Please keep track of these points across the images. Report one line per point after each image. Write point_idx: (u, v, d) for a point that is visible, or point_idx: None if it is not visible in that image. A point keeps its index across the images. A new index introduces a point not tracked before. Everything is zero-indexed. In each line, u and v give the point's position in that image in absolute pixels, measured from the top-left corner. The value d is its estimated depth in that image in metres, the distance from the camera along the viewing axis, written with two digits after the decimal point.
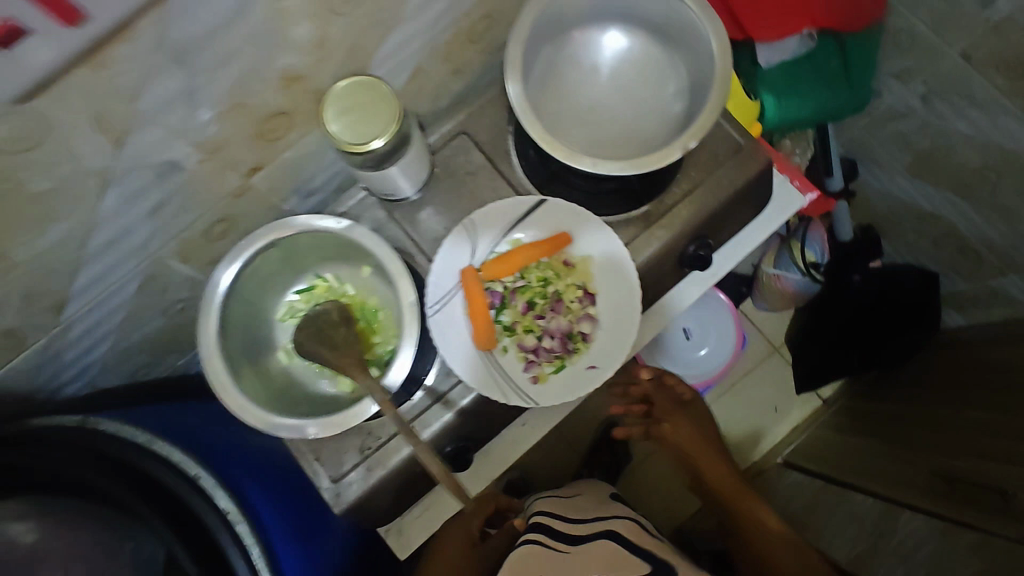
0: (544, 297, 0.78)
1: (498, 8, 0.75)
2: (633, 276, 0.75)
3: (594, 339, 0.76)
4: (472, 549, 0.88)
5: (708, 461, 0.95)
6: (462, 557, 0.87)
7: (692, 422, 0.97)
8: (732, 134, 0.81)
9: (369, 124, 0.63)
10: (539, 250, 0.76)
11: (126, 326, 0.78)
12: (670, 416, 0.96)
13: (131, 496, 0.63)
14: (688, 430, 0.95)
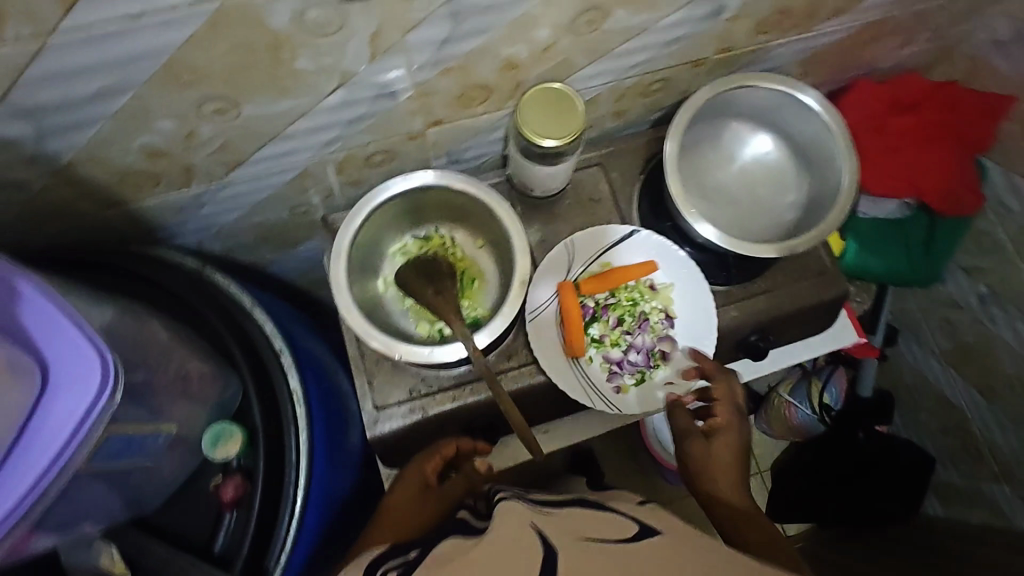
0: (632, 316, 0.86)
1: (675, 77, 0.86)
2: (714, 318, 0.84)
3: (673, 359, 0.84)
4: (425, 498, 0.76)
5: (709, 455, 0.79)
6: (412, 504, 0.75)
7: (736, 418, 0.81)
8: (824, 257, 0.91)
9: (551, 124, 0.72)
10: (631, 271, 0.85)
11: (259, 206, 0.86)
12: (709, 391, 0.82)
13: (227, 340, 0.68)
14: (727, 412, 0.81)
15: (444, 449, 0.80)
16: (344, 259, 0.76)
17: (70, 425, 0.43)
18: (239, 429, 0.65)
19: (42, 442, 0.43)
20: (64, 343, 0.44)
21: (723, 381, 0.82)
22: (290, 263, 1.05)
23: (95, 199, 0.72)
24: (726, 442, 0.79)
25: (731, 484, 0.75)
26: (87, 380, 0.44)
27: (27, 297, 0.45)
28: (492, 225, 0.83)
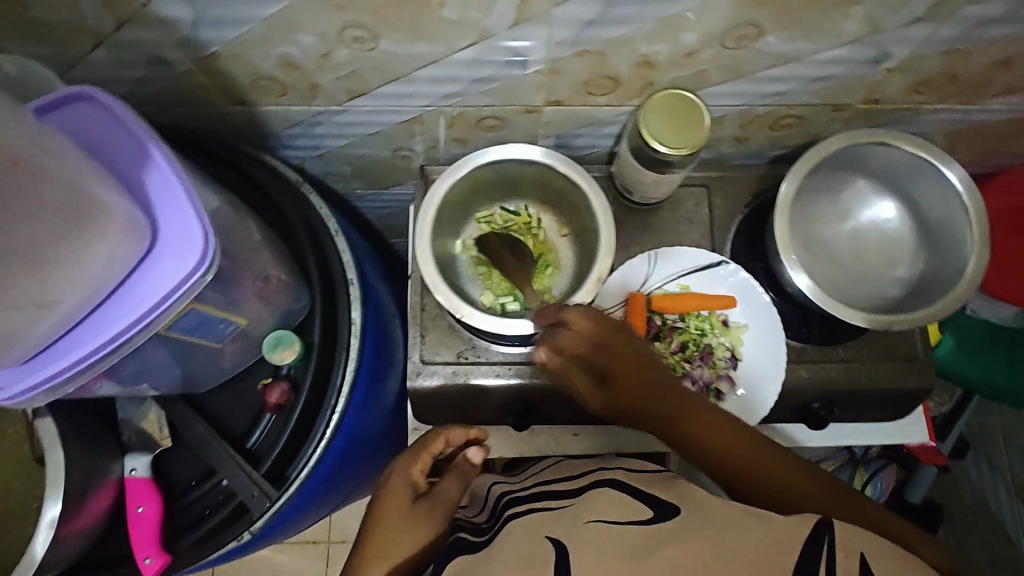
0: (696, 346, 0.83)
1: (811, 117, 0.82)
2: (781, 370, 0.81)
3: (727, 400, 0.81)
4: (416, 508, 0.66)
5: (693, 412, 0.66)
6: (407, 513, 0.65)
7: (630, 339, 0.65)
8: (916, 343, 0.85)
9: (671, 132, 0.70)
10: (707, 300, 0.82)
11: (366, 140, 0.88)
12: (593, 352, 0.63)
13: (308, 255, 0.70)
14: (638, 355, 0.65)
15: (430, 443, 0.72)
16: (434, 209, 0.76)
17: (156, 292, 0.45)
18: (298, 340, 0.67)
19: (130, 298, 0.45)
20: (176, 214, 0.46)
21: (582, 327, 0.62)
22: (376, 202, 1.08)
23: (225, 95, 0.75)
24: (633, 366, 0.65)
25: (755, 447, 0.65)
26: (184, 255, 0.45)
27: (156, 162, 0.46)
28: (582, 217, 0.82)
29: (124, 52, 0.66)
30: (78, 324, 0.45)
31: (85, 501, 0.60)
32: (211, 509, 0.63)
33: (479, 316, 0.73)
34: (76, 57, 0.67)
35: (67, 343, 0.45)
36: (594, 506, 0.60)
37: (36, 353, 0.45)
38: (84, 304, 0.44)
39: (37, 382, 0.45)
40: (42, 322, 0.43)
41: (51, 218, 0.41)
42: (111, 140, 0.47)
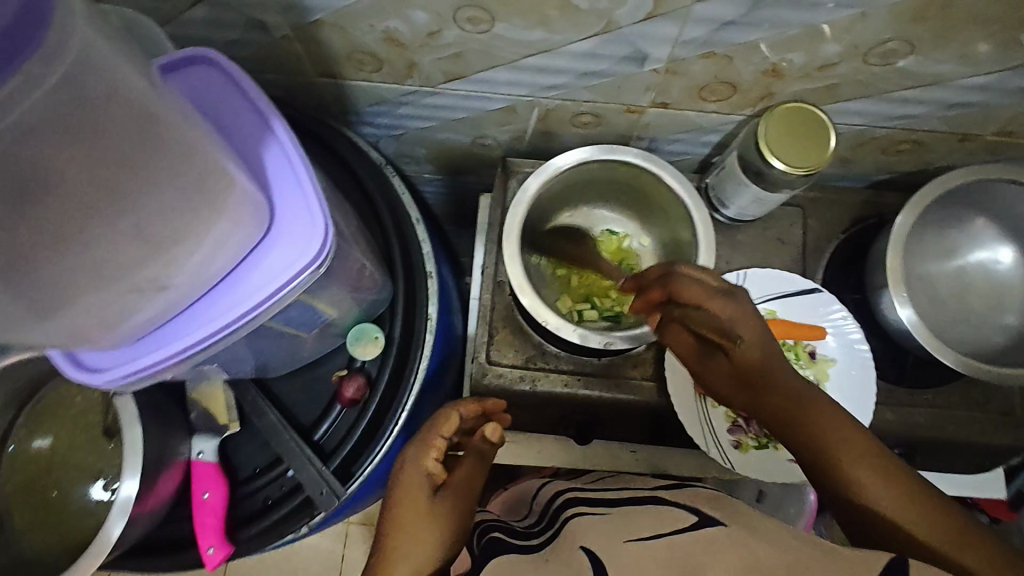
0: None
1: (931, 144, 0.76)
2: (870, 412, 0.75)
3: None
4: (437, 500, 0.60)
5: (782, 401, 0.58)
6: (429, 506, 0.59)
7: (765, 331, 0.58)
8: (1014, 397, 0.79)
9: (790, 146, 0.65)
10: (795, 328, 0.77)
11: (448, 125, 0.84)
12: (726, 321, 0.57)
13: (392, 244, 0.67)
14: (760, 343, 0.57)
15: (441, 429, 0.64)
16: (524, 207, 0.72)
17: (271, 277, 0.44)
18: (380, 334, 0.65)
19: (244, 284, 0.44)
20: (296, 196, 0.45)
21: (692, 291, 0.58)
22: (443, 188, 1.04)
23: (316, 65, 0.71)
24: (751, 354, 0.57)
25: (871, 466, 0.52)
26: (303, 239, 0.44)
27: (277, 142, 0.46)
28: (674, 225, 0.77)
29: (223, 11, 0.63)
30: (188, 307, 0.45)
31: (158, 478, 0.59)
32: (275, 499, 0.62)
33: (562, 324, 0.70)
34: (172, 12, 0.63)
35: (176, 326, 0.45)
36: (637, 523, 0.56)
37: (142, 335, 0.45)
38: (198, 287, 0.44)
39: (141, 365, 0.45)
40: (156, 304, 0.43)
41: (186, 198, 0.39)
42: (232, 116, 0.46)
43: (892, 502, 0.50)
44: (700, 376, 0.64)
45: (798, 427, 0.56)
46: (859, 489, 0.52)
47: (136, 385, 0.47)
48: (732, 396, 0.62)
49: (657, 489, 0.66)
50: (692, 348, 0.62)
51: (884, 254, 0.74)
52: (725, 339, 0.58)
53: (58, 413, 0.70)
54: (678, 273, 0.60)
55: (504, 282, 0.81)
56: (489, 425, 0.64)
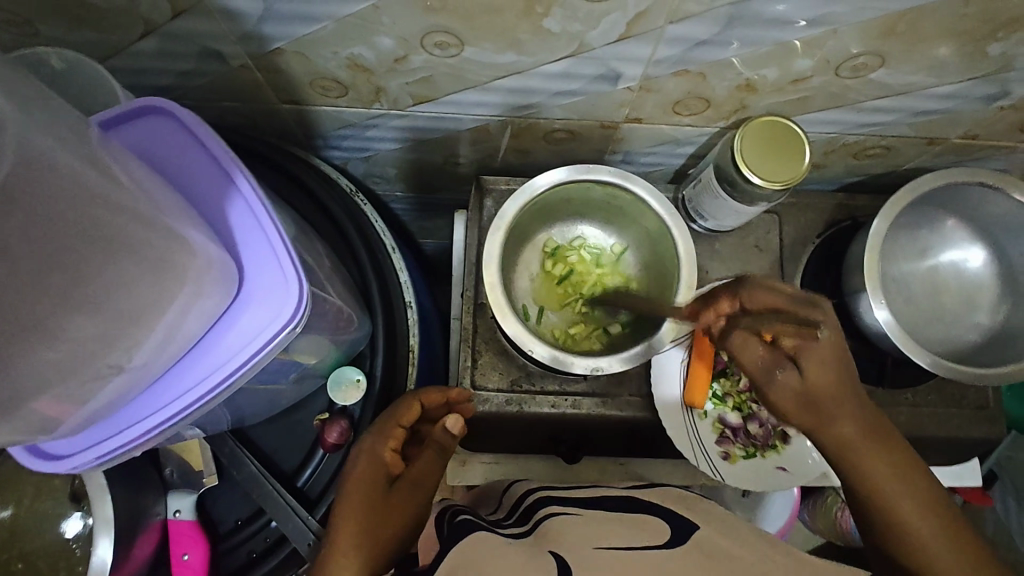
0: None
1: (900, 149, 0.77)
2: None
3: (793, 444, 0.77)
4: (390, 494, 0.59)
5: (867, 451, 0.60)
6: (381, 504, 0.58)
7: (839, 363, 0.62)
8: (988, 391, 0.81)
9: (765, 160, 0.65)
10: None
11: (419, 146, 0.81)
12: (806, 346, 0.61)
13: (367, 277, 0.66)
14: (827, 368, 0.62)
15: (402, 416, 0.60)
16: (503, 231, 0.71)
17: (244, 343, 0.42)
18: (360, 376, 0.63)
19: (214, 355, 0.42)
20: (266, 255, 0.43)
21: (768, 300, 0.62)
22: (415, 205, 1.02)
23: (278, 92, 0.68)
24: (820, 379, 0.62)
25: (918, 504, 0.58)
26: (277, 300, 0.42)
27: (241, 198, 0.44)
28: (652, 237, 0.77)
29: (175, 42, 0.59)
30: (154, 384, 0.42)
31: (134, 542, 0.57)
32: (260, 552, 0.60)
33: (546, 348, 0.69)
34: (119, 44, 0.59)
35: (142, 405, 0.42)
36: (609, 533, 0.56)
37: (107, 416, 0.43)
38: (165, 363, 0.41)
39: (110, 448, 0.43)
40: (122, 389, 0.40)
41: (150, 276, 0.37)
42: (192, 174, 0.45)
43: (936, 538, 0.57)
44: (765, 394, 0.65)
45: (858, 461, 0.61)
46: (908, 526, 0.58)
47: (104, 467, 0.44)
48: (794, 418, 0.64)
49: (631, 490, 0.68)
50: (762, 364, 0.63)
51: (860, 259, 0.75)
52: (795, 357, 0.62)
53: (21, 472, 0.66)
54: (754, 279, 0.64)
55: (484, 304, 0.80)
56: (451, 417, 0.62)
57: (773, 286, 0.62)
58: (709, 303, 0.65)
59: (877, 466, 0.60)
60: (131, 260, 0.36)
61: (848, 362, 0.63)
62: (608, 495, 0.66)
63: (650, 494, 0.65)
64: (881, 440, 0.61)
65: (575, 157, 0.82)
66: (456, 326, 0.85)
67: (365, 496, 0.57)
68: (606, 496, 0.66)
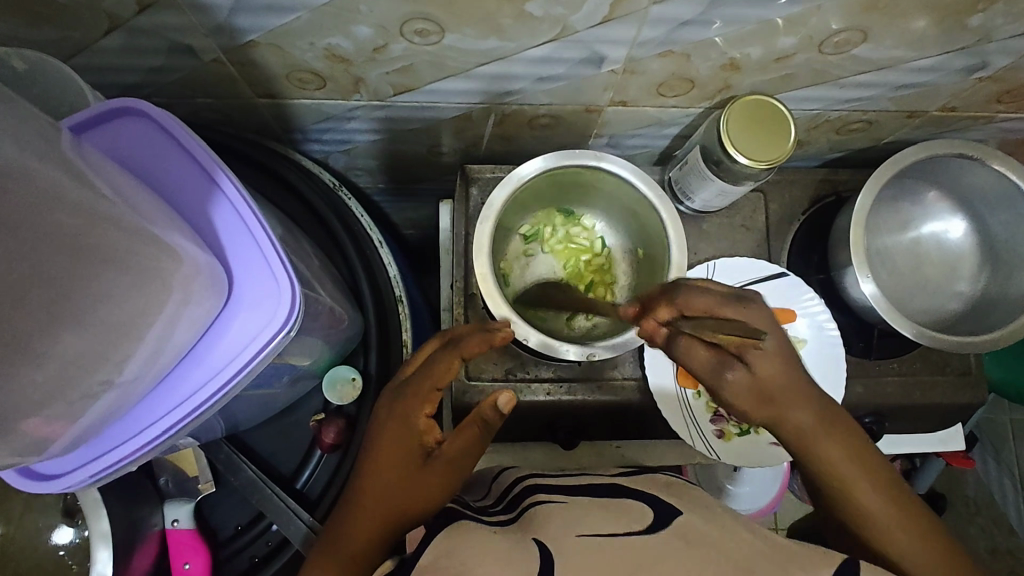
0: None
1: (881, 123, 0.78)
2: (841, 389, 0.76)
3: None
4: (429, 464, 0.56)
5: (831, 445, 0.59)
6: (418, 477, 0.55)
7: (788, 356, 0.60)
8: (970, 358, 0.83)
9: (751, 138, 0.65)
10: None
11: (401, 137, 0.80)
12: (755, 345, 0.58)
13: (358, 273, 0.65)
14: (778, 365, 0.59)
15: (440, 379, 0.58)
16: (493, 219, 0.70)
17: (239, 350, 0.41)
18: (355, 374, 0.64)
19: (208, 363, 0.41)
20: (256, 260, 0.42)
21: (705, 302, 0.60)
22: (400, 196, 1.00)
23: (254, 86, 0.66)
24: (770, 370, 0.59)
25: (875, 488, 0.59)
26: (270, 304, 0.42)
27: (225, 199, 0.43)
28: (641, 220, 0.76)
29: (142, 38, 0.57)
30: (147, 396, 0.41)
31: (132, 557, 0.56)
32: (261, 557, 0.59)
33: (539, 336, 0.68)
34: (83, 41, 0.57)
35: (136, 418, 0.41)
36: (590, 520, 0.54)
37: (99, 433, 0.42)
38: (158, 375, 0.40)
39: (105, 464, 0.42)
40: (115, 403, 0.39)
41: (137, 290, 0.36)
42: (172, 176, 0.43)
43: (900, 532, 0.57)
44: (715, 394, 0.60)
45: (815, 452, 0.59)
46: (864, 508, 0.58)
47: (98, 483, 0.43)
48: (750, 413, 0.60)
49: (615, 478, 0.67)
50: (706, 366, 0.58)
51: (846, 235, 0.75)
52: (742, 354, 0.59)
53: (8, 489, 0.65)
54: (682, 286, 0.61)
55: (475, 295, 0.79)
56: (504, 395, 0.59)
57: (701, 288, 0.61)
58: (646, 311, 0.61)
59: (845, 459, 0.59)
60: (119, 272, 0.35)
61: (794, 352, 0.60)
62: (592, 480, 0.65)
63: (633, 480, 0.65)
64: (839, 430, 0.60)
65: (560, 142, 0.82)
66: (447, 317, 0.84)
67: (402, 462, 0.55)
68: (591, 483, 0.64)
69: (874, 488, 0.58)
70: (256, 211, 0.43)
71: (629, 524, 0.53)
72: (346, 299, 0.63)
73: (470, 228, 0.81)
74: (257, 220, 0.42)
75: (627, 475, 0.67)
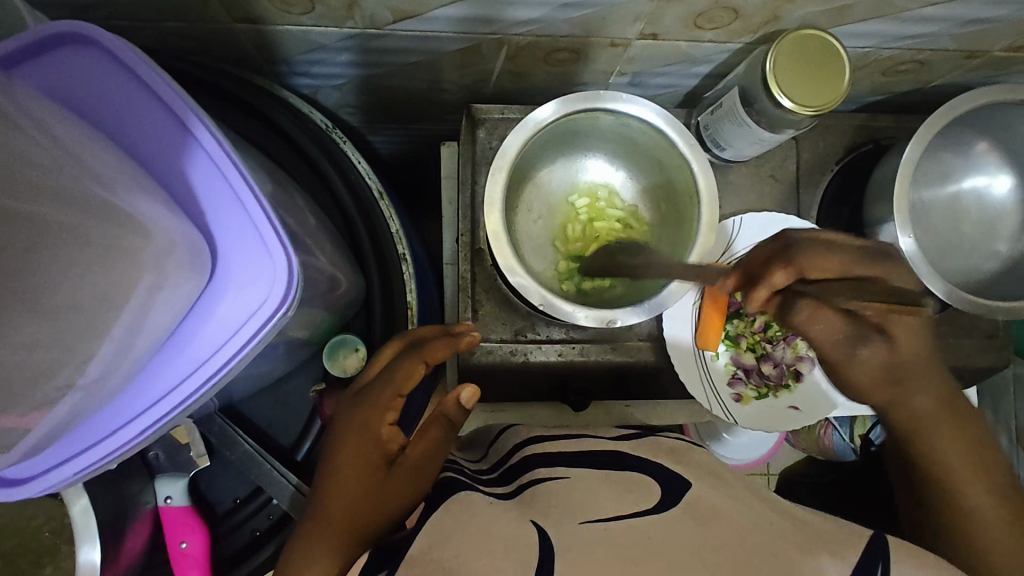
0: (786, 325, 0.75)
1: (934, 64, 0.70)
2: None
3: (808, 382, 0.75)
4: (392, 473, 0.53)
5: (959, 443, 0.59)
6: (378, 483, 0.52)
7: (924, 338, 0.60)
8: (999, 321, 0.79)
9: (800, 80, 0.58)
10: None
11: (400, 72, 0.71)
12: (895, 318, 0.58)
13: (359, 228, 0.61)
14: (920, 344, 0.59)
15: (402, 385, 0.55)
16: (506, 169, 0.64)
17: (230, 333, 0.36)
18: (360, 345, 0.62)
19: (196, 345, 0.36)
20: (242, 224, 0.37)
21: (829, 262, 0.53)
22: (394, 138, 0.92)
23: (230, 9, 0.56)
24: (909, 350, 0.59)
25: (981, 478, 0.59)
26: (262, 278, 0.36)
27: (203, 153, 0.37)
28: (670, 172, 0.69)
29: None
30: (126, 387, 0.36)
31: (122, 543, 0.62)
32: (262, 531, 0.62)
33: (553, 297, 0.63)
34: None
35: (121, 408, 0.36)
36: (597, 501, 0.48)
37: (72, 431, 0.37)
38: (140, 361, 0.35)
39: (85, 464, 0.37)
40: (89, 393, 0.34)
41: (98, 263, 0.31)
42: (136, 125, 0.37)
43: (998, 527, 0.56)
44: (842, 369, 0.61)
45: (929, 435, 0.60)
46: (963, 483, 0.58)
47: (81, 480, 0.39)
48: (859, 381, 0.61)
49: (618, 438, 0.61)
50: (842, 342, 0.58)
51: (887, 188, 0.69)
52: (884, 327, 0.58)
53: None
54: (803, 243, 0.55)
55: (482, 250, 0.73)
56: (466, 390, 0.58)
57: (830, 245, 0.55)
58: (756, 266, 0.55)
59: (959, 452, 0.59)
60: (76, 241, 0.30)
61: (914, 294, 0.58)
62: (594, 443, 0.60)
63: (634, 444, 0.59)
64: (964, 428, 0.60)
65: (576, 79, 0.73)
66: (452, 272, 0.78)
67: (358, 472, 0.52)
68: (590, 446, 0.59)
69: (995, 491, 0.58)
70: (239, 167, 0.37)
71: (632, 503, 0.48)
72: (347, 262, 0.59)
73: (476, 175, 0.74)
74: (240, 177, 0.37)
75: (629, 436, 0.62)
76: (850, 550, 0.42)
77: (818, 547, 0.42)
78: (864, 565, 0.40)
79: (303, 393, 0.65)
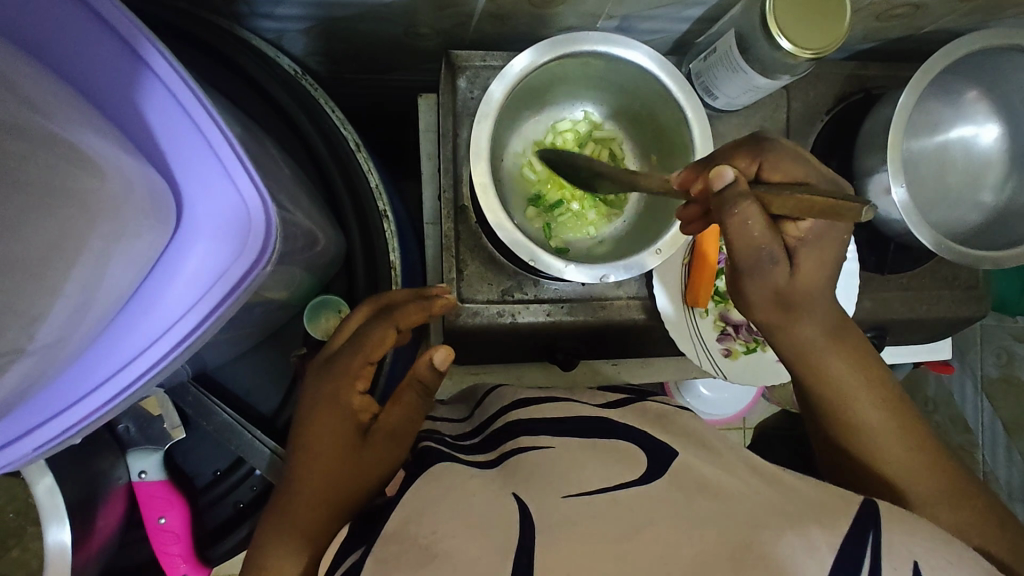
0: None
1: (929, 7, 0.68)
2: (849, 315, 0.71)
3: None
4: (364, 442, 0.51)
5: (836, 358, 0.55)
6: (347, 455, 0.50)
7: (830, 265, 0.52)
8: (979, 271, 0.80)
9: (799, 21, 0.55)
10: None
11: (372, 18, 0.64)
12: (813, 238, 0.51)
13: (339, 182, 0.58)
14: (820, 272, 0.52)
15: (372, 351, 0.53)
16: (491, 118, 0.60)
17: (197, 293, 0.32)
18: (342, 308, 0.60)
19: (164, 304, 0.33)
20: (207, 170, 0.33)
21: (791, 169, 0.51)
22: (368, 91, 0.87)
23: None
24: (806, 280, 0.52)
25: (873, 396, 0.54)
26: (228, 230, 0.33)
27: (161, 89, 0.33)
28: (661, 119, 0.67)
29: None
30: (87, 352, 0.33)
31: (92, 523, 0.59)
32: (246, 503, 0.60)
33: (545, 255, 0.60)
34: None
35: (80, 377, 0.33)
36: (580, 466, 0.47)
37: (23, 404, 0.33)
38: (100, 323, 0.32)
39: (42, 439, 0.34)
40: (45, 359, 0.31)
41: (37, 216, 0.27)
42: (81, 58, 0.32)
43: (901, 454, 0.53)
44: (739, 279, 0.53)
45: (821, 362, 0.55)
46: (854, 405, 0.54)
47: (42, 457, 0.36)
48: (759, 314, 0.54)
49: (603, 406, 0.59)
50: (756, 246, 0.47)
51: (879, 138, 0.68)
52: (794, 250, 0.51)
53: None
54: (780, 145, 0.53)
55: (465, 207, 0.70)
56: (438, 350, 0.53)
57: (799, 158, 0.52)
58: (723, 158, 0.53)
59: (847, 369, 0.55)
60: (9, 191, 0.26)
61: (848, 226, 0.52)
62: (581, 411, 0.57)
63: (624, 412, 0.58)
64: (847, 346, 0.55)
65: (561, 22, 0.69)
66: (434, 231, 0.75)
67: (328, 446, 0.50)
68: (577, 412, 0.57)
69: (893, 413, 0.54)
70: (203, 104, 0.33)
71: (614, 471, 0.46)
72: (327, 221, 0.56)
73: (458, 126, 0.70)
74: (205, 117, 0.33)
75: (617, 405, 0.59)
76: (841, 520, 0.40)
77: (804, 517, 0.40)
78: (861, 533, 0.39)
79: (283, 358, 0.62)
